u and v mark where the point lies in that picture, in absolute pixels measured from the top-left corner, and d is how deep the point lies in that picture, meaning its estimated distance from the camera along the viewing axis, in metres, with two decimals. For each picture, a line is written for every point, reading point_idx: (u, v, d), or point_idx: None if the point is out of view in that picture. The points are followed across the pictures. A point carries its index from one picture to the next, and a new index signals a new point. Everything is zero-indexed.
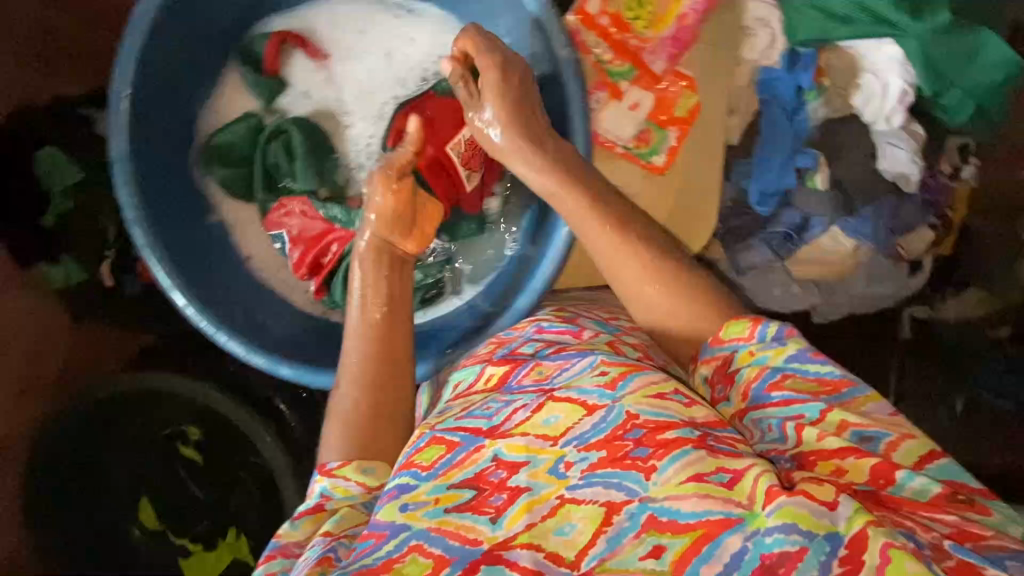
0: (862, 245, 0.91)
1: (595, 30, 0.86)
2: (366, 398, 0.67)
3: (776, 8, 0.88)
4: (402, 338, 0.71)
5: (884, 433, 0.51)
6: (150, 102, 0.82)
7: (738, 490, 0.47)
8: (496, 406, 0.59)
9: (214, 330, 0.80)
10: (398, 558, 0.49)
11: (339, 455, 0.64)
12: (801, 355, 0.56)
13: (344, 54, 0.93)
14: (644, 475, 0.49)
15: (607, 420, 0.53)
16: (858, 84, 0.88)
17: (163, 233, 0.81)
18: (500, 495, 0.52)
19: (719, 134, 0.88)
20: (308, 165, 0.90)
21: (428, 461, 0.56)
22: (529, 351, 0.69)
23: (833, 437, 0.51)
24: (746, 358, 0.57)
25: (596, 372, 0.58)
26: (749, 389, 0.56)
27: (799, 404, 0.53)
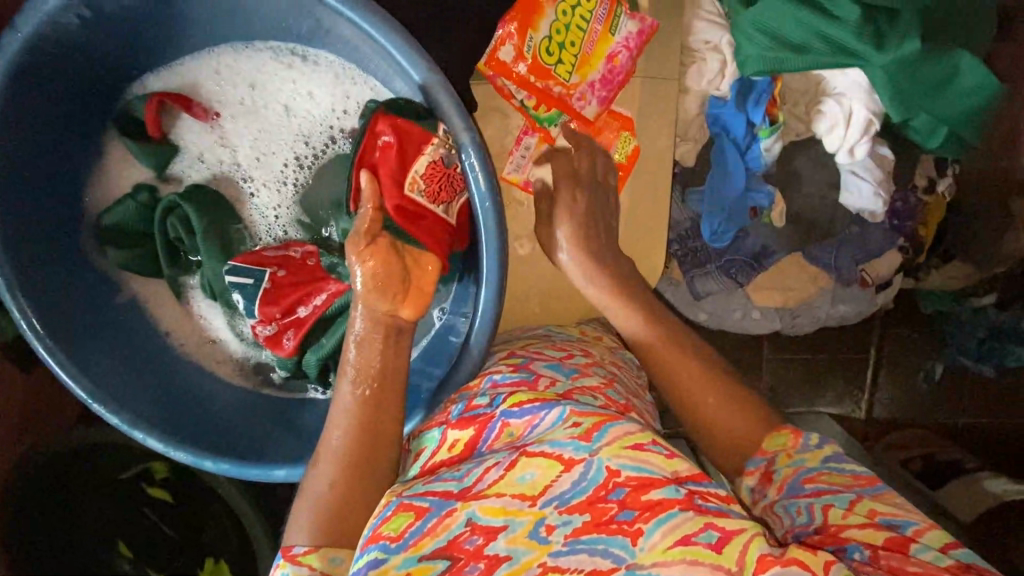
0: (824, 273, 0.91)
1: (511, 78, 0.67)
2: (344, 479, 0.61)
3: (726, 30, 0.74)
4: (384, 415, 0.64)
5: (910, 522, 0.54)
6: (13, 185, 0.65)
7: (726, 555, 0.49)
8: (466, 466, 0.57)
9: (129, 429, 0.70)
10: None
11: (307, 539, 0.58)
12: (836, 457, 0.61)
13: (237, 111, 0.74)
14: (630, 540, 0.50)
15: (587, 477, 0.53)
16: (820, 110, 0.77)
17: (66, 334, 0.70)
18: (477, 565, 0.50)
19: (664, 175, 0.78)
20: (210, 243, 0.75)
21: (397, 532, 0.52)
22: (487, 403, 0.65)
23: (857, 516, 0.54)
24: (785, 459, 0.60)
25: (569, 425, 0.57)
26: (784, 482, 0.59)
27: (829, 494, 0.56)
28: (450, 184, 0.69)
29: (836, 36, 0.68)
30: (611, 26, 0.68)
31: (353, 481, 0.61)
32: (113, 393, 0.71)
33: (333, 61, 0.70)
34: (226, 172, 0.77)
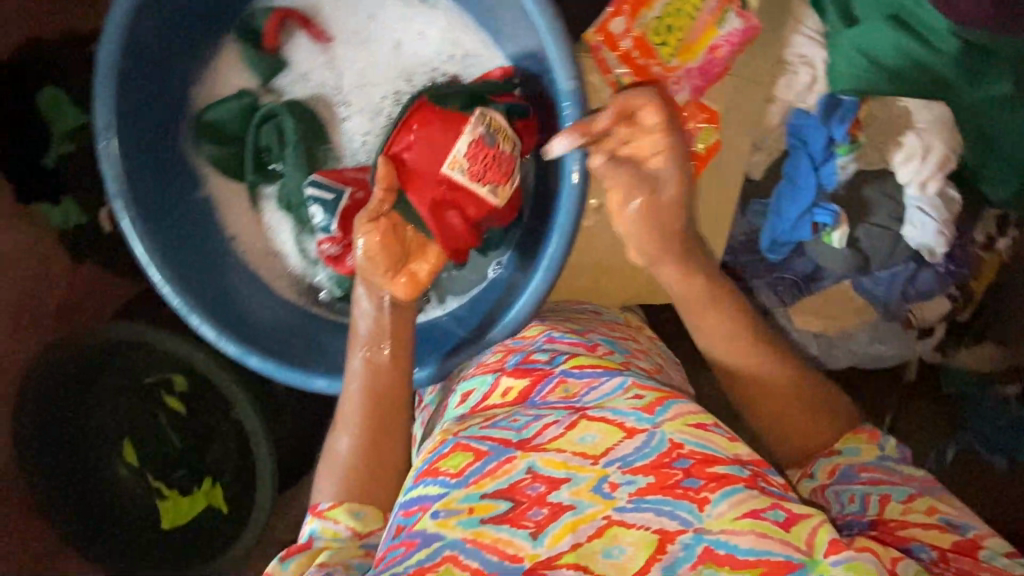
0: (872, 305, 0.91)
1: (615, 51, 0.71)
2: (367, 439, 0.69)
3: (823, 48, 0.76)
4: (392, 371, 0.71)
5: (971, 525, 0.55)
6: (141, 64, 0.69)
7: (795, 534, 0.50)
8: (524, 419, 0.61)
9: (187, 311, 0.73)
10: (432, 567, 0.51)
11: (332, 497, 0.65)
12: (897, 457, 0.62)
13: (349, 38, 0.78)
14: (696, 505, 0.51)
15: (651, 446, 0.56)
16: (898, 140, 0.79)
17: (150, 213, 0.73)
18: (540, 510, 0.53)
19: (734, 175, 0.83)
20: (300, 156, 0.79)
21: (456, 470, 0.57)
22: (546, 360, 0.69)
23: (916, 513, 0.55)
24: (845, 442, 0.63)
25: (631, 395, 0.60)
26: (836, 470, 0.61)
27: (885, 485, 0.58)
28: (495, 169, 0.71)
29: (935, 66, 0.73)
30: (719, 19, 0.71)
31: (375, 420, 0.69)
32: (183, 278, 0.74)
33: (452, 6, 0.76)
34: (325, 93, 0.80)
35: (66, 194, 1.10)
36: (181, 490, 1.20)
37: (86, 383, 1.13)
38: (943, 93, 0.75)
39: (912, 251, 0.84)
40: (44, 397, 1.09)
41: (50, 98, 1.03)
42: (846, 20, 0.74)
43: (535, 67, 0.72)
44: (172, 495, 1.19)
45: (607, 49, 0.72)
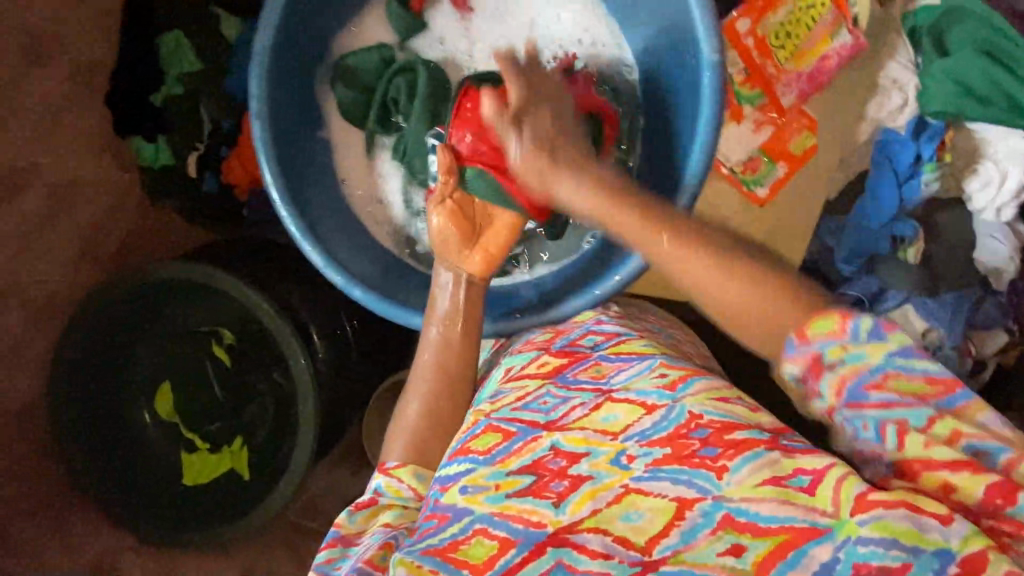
0: (934, 330, 0.88)
1: (738, 48, 0.81)
2: (439, 389, 0.72)
3: (914, 74, 0.85)
4: (464, 344, 0.74)
5: (1001, 448, 0.45)
6: (304, 4, 0.78)
7: (820, 496, 0.47)
8: (553, 401, 0.64)
9: (301, 236, 0.77)
10: (464, 540, 0.53)
11: (398, 456, 0.68)
12: (906, 351, 0.47)
13: (489, 13, 0.88)
14: (715, 474, 0.51)
15: (669, 418, 0.58)
16: (975, 169, 0.87)
17: (280, 134, 0.79)
18: (562, 482, 0.56)
19: (824, 184, 0.87)
20: (425, 109, 0.85)
21: (485, 448, 0.61)
22: (588, 345, 0.73)
23: (943, 448, 0.45)
24: (839, 352, 0.49)
25: (655, 375, 0.63)
26: (841, 388, 0.48)
27: (901, 408, 0.47)
28: None
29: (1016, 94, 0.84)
30: (832, 33, 0.79)
31: (441, 382, 0.72)
32: (299, 204, 0.79)
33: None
34: (457, 59, 0.89)
35: (163, 134, 1.13)
36: (211, 446, 1.20)
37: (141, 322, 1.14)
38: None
39: (983, 275, 0.89)
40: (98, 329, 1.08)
41: (173, 42, 1.10)
42: (939, 48, 0.85)
43: (659, 51, 0.80)
44: (202, 449, 1.19)
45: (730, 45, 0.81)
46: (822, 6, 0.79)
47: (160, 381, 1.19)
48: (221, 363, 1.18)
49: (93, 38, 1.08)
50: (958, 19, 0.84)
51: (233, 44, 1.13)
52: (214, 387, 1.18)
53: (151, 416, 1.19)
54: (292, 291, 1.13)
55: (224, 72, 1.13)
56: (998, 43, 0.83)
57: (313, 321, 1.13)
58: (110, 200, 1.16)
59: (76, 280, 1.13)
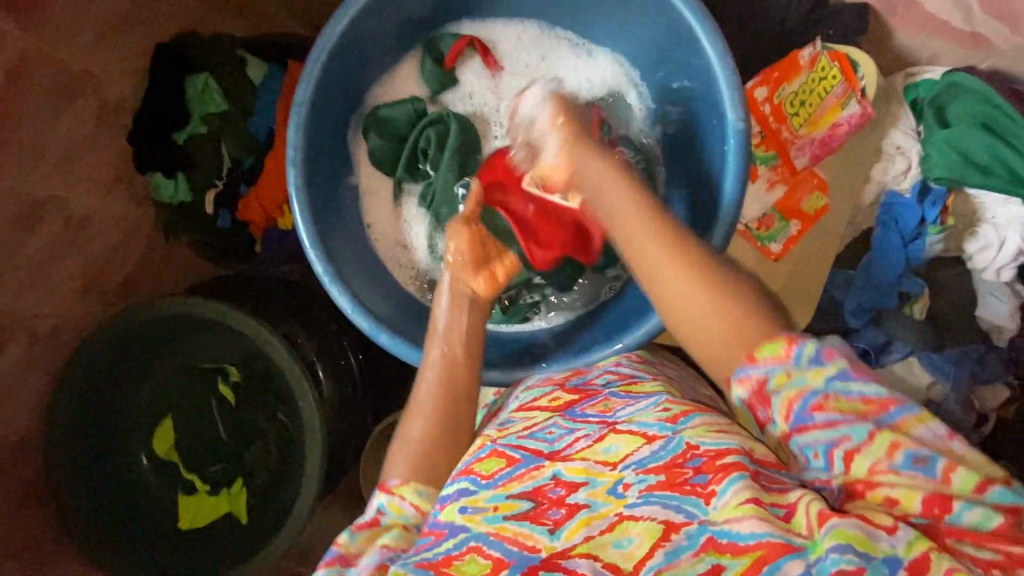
0: (939, 383, 0.91)
1: (755, 114, 0.87)
2: (440, 415, 0.67)
3: (916, 141, 0.90)
4: (467, 373, 0.71)
5: (938, 457, 0.46)
6: (345, 57, 0.81)
7: (796, 522, 0.47)
8: (558, 432, 0.63)
9: (329, 280, 0.78)
10: (456, 556, 0.53)
11: (400, 475, 0.63)
12: (844, 373, 0.49)
13: (517, 72, 0.92)
14: (703, 500, 0.50)
15: (666, 449, 0.56)
16: (975, 231, 0.91)
17: (314, 181, 0.80)
18: (558, 510, 0.54)
19: (835, 241, 0.91)
20: (453, 161, 0.88)
21: (487, 472, 0.60)
22: (600, 383, 0.73)
23: (886, 468, 0.47)
24: (781, 379, 0.50)
25: (659, 409, 0.62)
26: (790, 410, 0.50)
27: (844, 426, 0.48)
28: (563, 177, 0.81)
29: (1016, 167, 0.86)
30: (843, 102, 0.84)
31: (448, 403, 0.69)
32: (328, 249, 0.80)
33: (612, 60, 0.91)
34: (485, 112, 0.93)
35: (182, 172, 1.14)
36: (211, 487, 1.16)
37: (150, 362, 1.13)
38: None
39: (984, 330, 0.92)
40: (102, 365, 1.06)
41: (201, 84, 1.13)
42: (939, 121, 0.90)
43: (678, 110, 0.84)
44: (201, 491, 1.16)
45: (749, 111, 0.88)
46: (833, 78, 0.83)
47: (161, 419, 1.17)
48: (225, 400, 1.16)
49: (120, 75, 1.09)
50: (958, 95, 0.87)
51: (257, 86, 1.18)
52: (217, 425, 1.16)
53: (147, 459, 1.17)
54: (299, 330, 1.13)
55: (248, 114, 1.17)
56: (999, 119, 0.86)
57: (319, 359, 1.13)
58: (121, 235, 1.15)
59: (81, 314, 1.11)
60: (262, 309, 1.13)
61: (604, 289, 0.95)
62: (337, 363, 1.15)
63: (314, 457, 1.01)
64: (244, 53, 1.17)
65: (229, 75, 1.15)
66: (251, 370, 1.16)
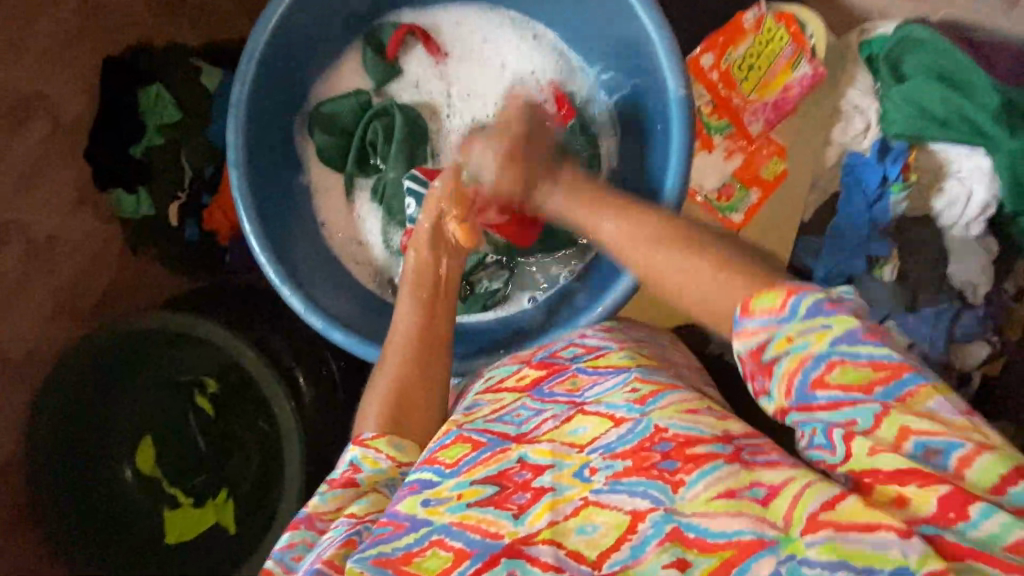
0: (916, 346, 0.88)
1: (702, 82, 0.89)
2: (405, 394, 0.64)
3: (875, 100, 0.91)
4: (444, 311, 0.72)
5: (954, 445, 0.40)
6: (281, 56, 0.81)
7: (773, 510, 0.43)
8: (526, 414, 0.57)
9: (279, 283, 0.77)
10: (417, 552, 0.47)
11: (375, 427, 0.61)
12: (851, 335, 0.43)
13: (463, 57, 0.92)
14: (670, 487, 0.45)
15: (635, 432, 0.50)
16: (941, 188, 0.90)
17: (258, 181, 0.80)
18: (524, 494, 0.48)
19: (798, 207, 0.92)
20: (400, 152, 0.88)
21: (452, 460, 0.53)
22: (567, 356, 0.66)
23: (888, 454, 0.41)
24: (783, 343, 0.45)
25: (627, 389, 0.55)
26: (791, 383, 0.45)
27: (849, 407, 0.43)
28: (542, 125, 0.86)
29: (977, 118, 0.87)
30: (793, 63, 0.87)
31: (428, 348, 0.69)
32: (277, 252, 0.78)
33: (556, 40, 0.91)
34: (433, 100, 0.93)
35: (143, 186, 1.10)
36: (195, 499, 1.14)
37: (118, 383, 1.09)
38: (985, 140, 0.87)
39: (957, 289, 0.89)
40: (70, 384, 1.03)
41: (154, 94, 1.09)
42: (896, 77, 0.91)
43: (632, 76, 0.83)
44: (185, 504, 1.14)
45: (696, 79, 0.90)
46: (781, 40, 0.87)
47: (142, 436, 1.14)
48: (204, 413, 1.14)
49: (68, 90, 1.06)
50: (911, 48, 0.89)
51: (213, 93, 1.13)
52: (196, 437, 1.14)
53: (130, 473, 1.14)
54: (272, 335, 1.11)
55: (204, 121, 1.12)
56: (952, 71, 0.87)
57: (297, 365, 1.10)
58: (85, 254, 1.12)
59: (48, 334, 1.09)
60: (221, 308, 1.12)
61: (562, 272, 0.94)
62: (317, 371, 1.12)
63: (292, 465, 0.98)
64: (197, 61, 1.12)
65: (176, 79, 1.10)
66: (227, 381, 1.13)
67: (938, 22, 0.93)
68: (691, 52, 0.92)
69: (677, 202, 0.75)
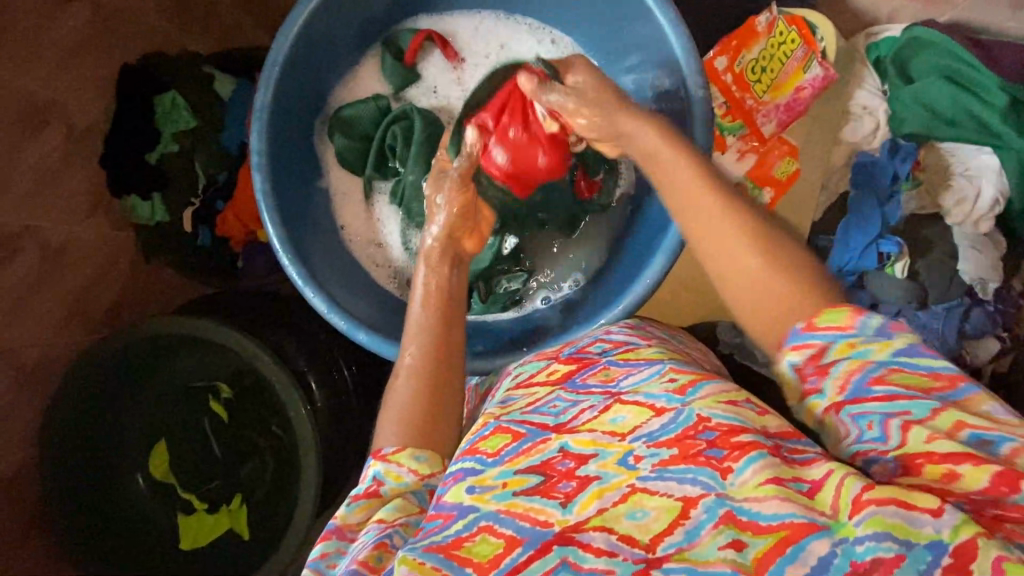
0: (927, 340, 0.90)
1: (717, 84, 0.91)
2: (424, 392, 0.64)
3: (883, 100, 0.94)
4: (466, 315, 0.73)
5: (1007, 438, 0.43)
6: (303, 61, 0.82)
7: (820, 500, 0.43)
8: (563, 405, 0.58)
9: (302, 284, 0.78)
10: (466, 537, 0.47)
11: (394, 440, 0.61)
12: (912, 347, 0.48)
13: (479, 62, 0.94)
14: (719, 473, 0.46)
15: (677, 421, 0.51)
16: (950, 185, 0.91)
17: (281, 185, 0.81)
18: (569, 482, 0.49)
19: (807, 205, 0.96)
20: (421, 155, 0.89)
21: (493, 449, 0.54)
22: (596, 352, 0.67)
23: (946, 440, 0.43)
24: (844, 349, 0.50)
25: (665, 379, 0.56)
26: (847, 381, 0.49)
27: (905, 400, 0.46)
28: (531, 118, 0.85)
29: (983, 117, 0.90)
30: (804, 66, 0.89)
31: (450, 347, 0.69)
32: (300, 253, 0.79)
33: (570, 45, 0.93)
34: (450, 105, 0.95)
35: (158, 192, 1.11)
36: (209, 506, 1.13)
37: (133, 389, 1.09)
38: (995, 139, 0.90)
39: (967, 286, 0.90)
40: (85, 389, 1.03)
41: (169, 101, 1.10)
42: (903, 78, 0.93)
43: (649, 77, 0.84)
44: (199, 510, 1.13)
45: (712, 82, 0.91)
46: (792, 42, 0.88)
47: (155, 440, 1.13)
48: (217, 417, 1.14)
49: (84, 100, 1.06)
50: (919, 50, 0.92)
51: (227, 102, 1.15)
52: (211, 442, 1.13)
53: (143, 480, 1.13)
54: (286, 339, 1.11)
55: (219, 129, 1.14)
56: (962, 71, 0.90)
57: (310, 369, 1.10)
58: (100, 260, 1.12)
59: (59, 342, 1.08)
60: (249, 308, 1.14)
61: (567, 281, 0.95)
62: (331, 376, 1.12)
63: (310, 469, 0.98)
64: (212, 71, 1.14)
65: (194, 87, 1.12)
66: (242, 386, 1.14)
67: (945, 23, 0.95)
68: (704, 55, 0.93)
69: None
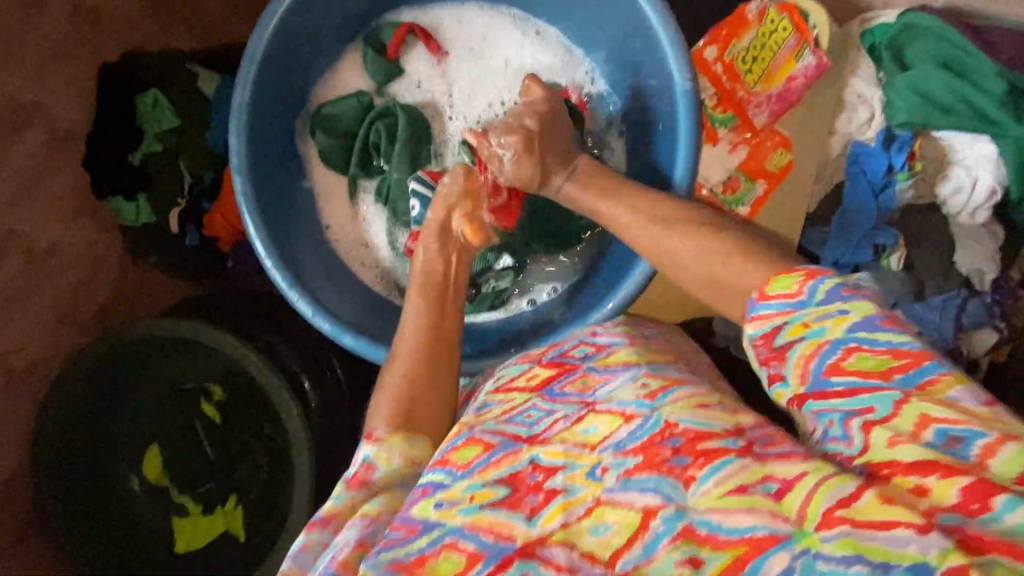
0: (925, 333, 0.88)
1: (707, 74, 0.90)
2: (403, 393, 0.64)
3: (877, 89, 0.92)
4: (453, 313, 0.71)
5: (976, 433, 0.41)
6: (281, 57, 0.80)
7: (786, 504, 0.42)
8: (537, 415, 0.56)
9: (287, 287, 0.76)
10: (431, 555, 0.46)
11: (387, 424, 0.61)
12: (868, 322, 0.48)
13: (463, 56, 0.92)
14: (681, 484, 0.45)
15: (645, 429, 0.50)
16: (946, 175, 0.90)
17: (261, 184, 0.79)
18: (536, 496, 0.48)
19: (805, 199, 0.92)
20: (404, 152, 0.87)
21: (464, 461, 0.52)
22: (577, 356, 0.66)
23: (908, 444, 0.42)
24: (797, 328, 0.51)
25: (638, 385, 0.55)
26: (806, 369, 0.49)
27: (866, 393, 0.45)
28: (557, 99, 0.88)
29: (979, 103, 0.87)
30: (796, 55, 0.87)
31: (434, 348, 0.68)
32: (281, 254, 0.78)
33: (556, 37, 0.91)
34: (435, 100, 0.92)
35: (141, 193, 1.09)
36: (203, 508, 1.13)
37: (123, 393, 1.08)
38: (991, 126, 0.87)
39: (964, 277, 0.89)
40: (75, 394, 1.02)
41: (150, 101, 1.08)
42: (899, 64, 0.91)
43: (636, 70, 0.82)
44: (193, 513, 1.12)
45: (700, 73, 0.90)
46: (783, 31, 0.87)
47: (146, 444, 1.12)
48: (210, 421, 1.13)
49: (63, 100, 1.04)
50: (914, 36, 0.89)
51: (211, 99, 1.12)
52: (203, 444, 1.13)
53: (137, 484, 1.12)
54: (278, 341, 1.09)
55: (205, 127, 1.11)
56: (956, 57, 0.88)
57: (303, 370, 1.08)
58: (87, 263, 1.10)
59: (44, 348, 1.06)
60: (233, 312, 1.12)
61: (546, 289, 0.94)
62: (324, 376, 1.11)
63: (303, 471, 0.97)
64: (195, 68, 1.11)
65: (176, 85, 1.09)
66: (232, 388, 1.12)
67: (938, 9, 0.93)
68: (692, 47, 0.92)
69: (685, 195, 0.75)
